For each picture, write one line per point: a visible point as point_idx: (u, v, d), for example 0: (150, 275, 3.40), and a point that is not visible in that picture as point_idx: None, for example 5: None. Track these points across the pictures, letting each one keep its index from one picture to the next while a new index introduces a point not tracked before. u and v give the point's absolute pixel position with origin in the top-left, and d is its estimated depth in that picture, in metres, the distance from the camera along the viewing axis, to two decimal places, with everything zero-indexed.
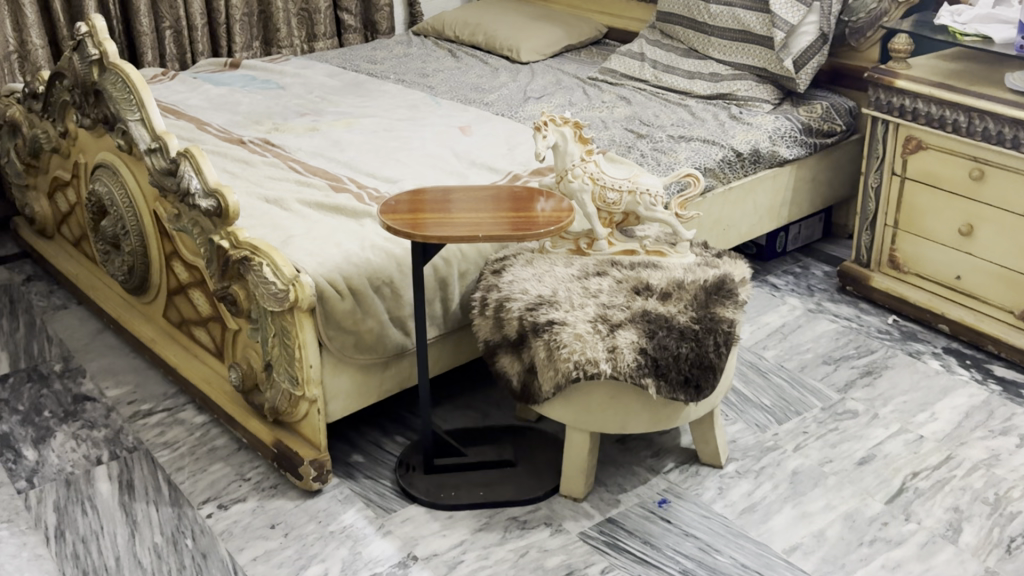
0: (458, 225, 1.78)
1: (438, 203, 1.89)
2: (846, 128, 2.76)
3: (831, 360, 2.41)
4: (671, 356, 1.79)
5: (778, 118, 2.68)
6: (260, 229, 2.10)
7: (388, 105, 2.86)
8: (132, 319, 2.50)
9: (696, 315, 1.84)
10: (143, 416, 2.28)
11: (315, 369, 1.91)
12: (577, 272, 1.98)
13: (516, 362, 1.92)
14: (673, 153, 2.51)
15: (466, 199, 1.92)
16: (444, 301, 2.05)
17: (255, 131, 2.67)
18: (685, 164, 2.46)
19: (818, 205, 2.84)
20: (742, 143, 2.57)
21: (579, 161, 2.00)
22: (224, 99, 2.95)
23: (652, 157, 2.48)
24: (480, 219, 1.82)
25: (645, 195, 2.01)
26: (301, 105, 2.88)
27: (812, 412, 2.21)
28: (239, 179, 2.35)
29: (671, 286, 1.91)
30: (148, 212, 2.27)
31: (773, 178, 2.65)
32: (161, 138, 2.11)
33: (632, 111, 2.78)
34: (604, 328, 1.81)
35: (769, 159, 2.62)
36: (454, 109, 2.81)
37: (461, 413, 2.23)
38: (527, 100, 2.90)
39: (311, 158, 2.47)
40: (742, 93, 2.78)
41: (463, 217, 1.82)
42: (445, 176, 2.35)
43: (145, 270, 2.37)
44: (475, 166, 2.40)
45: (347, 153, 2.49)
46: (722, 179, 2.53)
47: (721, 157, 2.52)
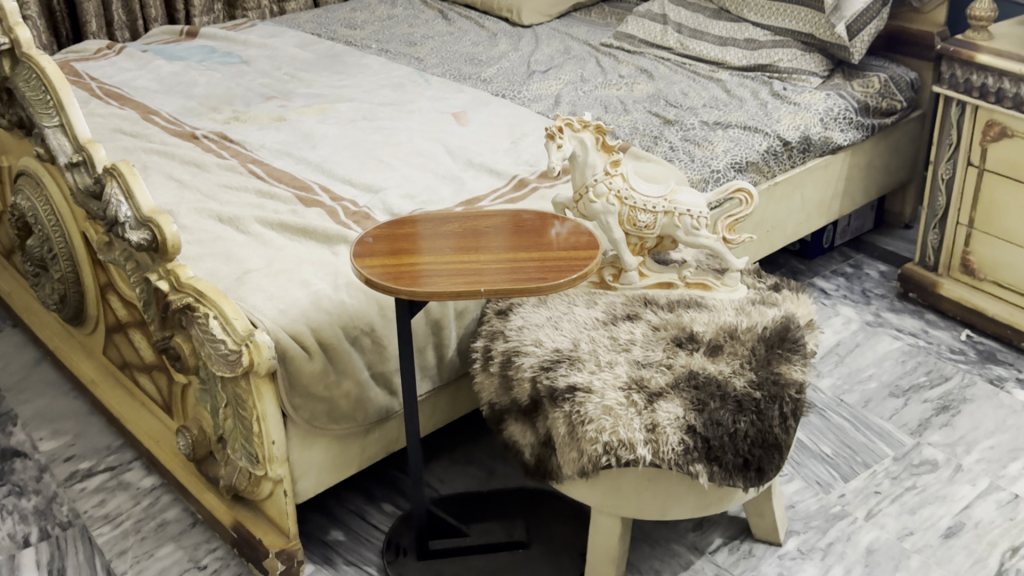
0: (451, 275, 1.38)
1: (428, 237, 1.48)
2: (907, 104, 2.36)
3: (899, 392, 2.04)
4: (727, 434, 1.41)
5: (829, 96, 2.27)
6: (210, 261, 1.71)
7: (370, 84, 2.44)
8: (70, 351, 2.11)
9: (757, 378, 1.45)
10: (82, 479, 1.91)
11: (278, 446, 1.53)
12: (603, 316, 1.59)
13: (529, 432, 1.54)
14: (709, 144, 2.11)
15: (464, 228, 1.51)
16: (438, 347, 1.67)
17: (211, 122, 2.27)
18: (723, 159, 2.07)
19: (872, 194, 2.44)
20: (789, 130, 2.17)
21: (604, 174, 1.61)
22: (177, 77, 2.53)
23: (684, 150, 2.08)
24: (482, 262, 1.41)
25: (684, 217, 1.61)
26: (267, 86, 2.47)
27: (883, 465, 1.85)
28: (189, 189, 1.95)
29: (722, 336, 1.53)
30: (78, 234, 1.88)
31: (823, 169, 2.26)
32: (85, 149, 1.71)
33: (655, 89, 2.38)
34: (641, 398, 1.43)
35: (820, 146, 2.22)
36: (446, 89, 2.40)
37: (462, 471, 1.86)
38: (531, 76, 2.49)
39: (276, 159, 2.07)
40: (784, 64, 2.37)
41: (460, 259, 1.42)
42: (437, 183, 1.95)
43: (80, 300, 1.98)
44: (472, 168, 2.00)
45: (319, 151, 2.09)
46: (766, 173, 2.14)
47: (765, 147, 2.13)
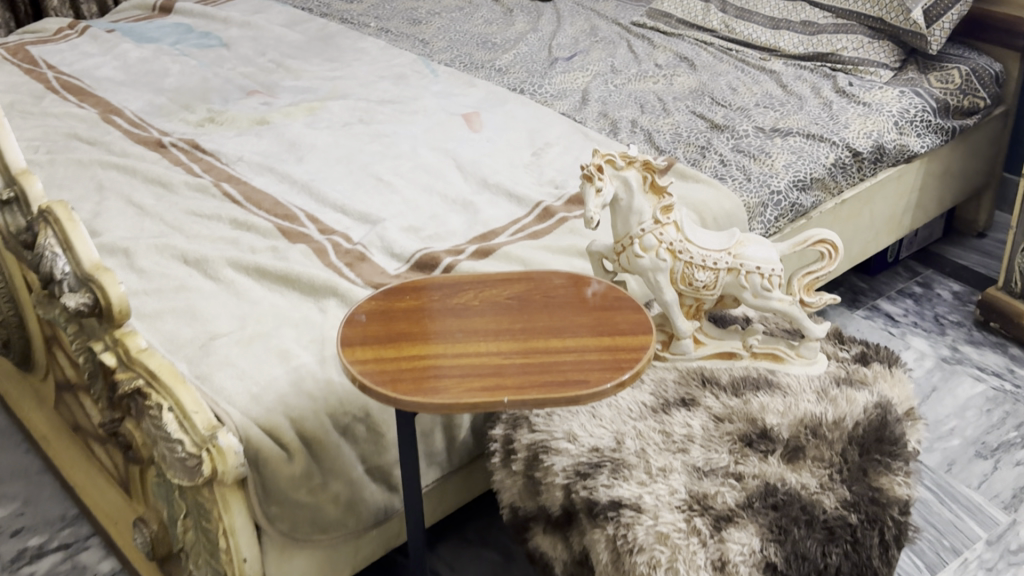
0: (466, 374, 1.08)
1: (435, 313, 1.17)
2: (991, 101, 2.02)
3: (986, 451, 1.75)
4: (816, 572, 1.10)
5: (903, 94, 1.95)
6: (171, 319, 1.41)
7: (367, 75, 2.12)
8: (20, 398, 1.82)
9: (851, 497, 1.15)
10: (30, 561, 1.63)
11: (251, 563, 1.24)
12: (651, 401, 1.29)
13: (560, 547, 1.24)
14: (766, 156, 1.78)
15: (480, 298, 1.20)
16: (448, 429, 1.37)
17: (183, 124, 1.95)
18: (784, 177, 1.74)
19: (946, 203, 2.12)
20: (859, 139, 1.84)
21: (654, 223, 1.30)
22: (146, 65, 2.20)
23: (737, 165, 1.76)
24: (505, 355, 1.11)
25: (752, 276, 1.30)
26: (250, 76, 2.14)
27: (975, 552, 1.56)
28: (150, 217, 1.64)
29: (802, 433, 1.23)
30: (17, 275, 1.57)
31: (895, 181, 1.93)
32: (18, 182, 1.41)
33: (698, 83, 2.05)
34: (705, 525, 1.12)
35: (894, 155, 1.89)
36: (456, 82, 2.08)
37: (475, 555, 1.57)
38: (554, 64, 2.16)
39: (256, 176, 1.75)
40: (849, 53, 2.05)
41: (476, 349, 1.11)
42: (445, 210, 1.64)
43: (25, 346, 1.68)
44: (487, 190, 1.68)
45: (306, 165, 1.77)
46: (833, 190, 1.82)
47: (833, 159, 1.80)
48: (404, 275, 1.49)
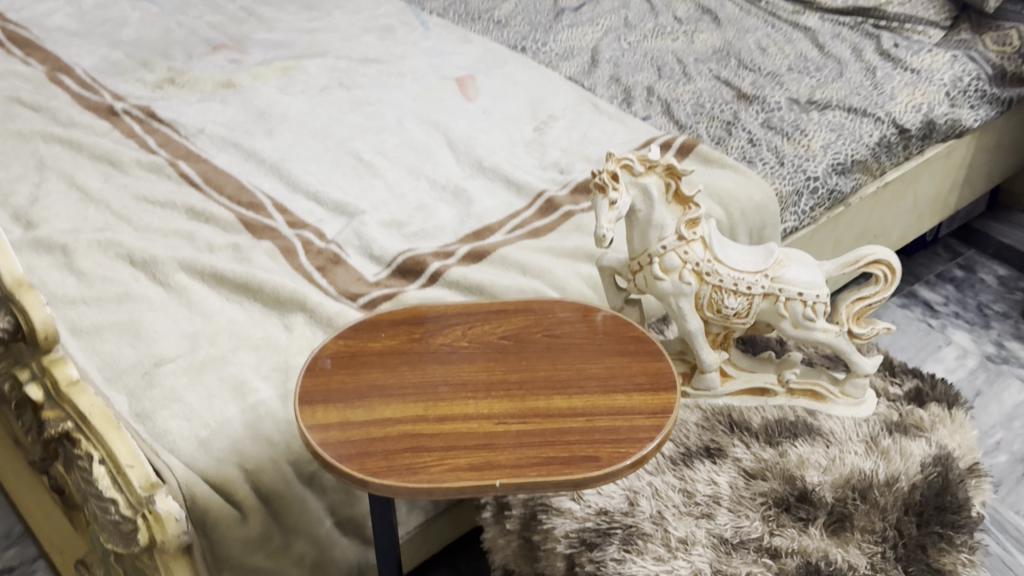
0: (450, 446, 0.88)
1: (415, 358, 0.97)
2: None
3: None
4: None
5: (956, 59, 1.71)
6: (111, 336, 1.21)
7: (350, 27, 1.89)
8: None
9: None
10: None
11: None
12: (671, 450, 1.10)
13: None
14: (802, 134, 1.56)
15: (468, 337, 1.00)
16: None
17: (140, 86, 1.72)
18: (823, 160, 1.52)
19: (995, 179, 1.90)
20: (907, 114, 1.61)
21: (677, 240, 1.09)
22: (103, 12, 1.97)
23: (768, 145, 1.54)
24: (498, 420, 0.91)
25: (794, 302, 1.09)
26: (219, 27, 1.91)
27: None
28: (96, 204, 1.43)
29: (850, 496, 1.04)
30: None
31: (943, 159, 1.71)
32: None
33: (723, 42, 1.84)
34: None
35: (946, 131, 1.66)
36: (450, 37, 1.85)
37: None
38: (559, 16, 1.92)
39: (219, 152, 1.54)
40: (894, 8, 1.84)
41: (462, 410, 0.92)
42: (434, 200, 1.43)
43: None
44: (482, 174, 1.47)
45: (277, 139, 1.56)
46: (875, 172, 1.60)
47: (877, 138, 1.58)
48: (384, 282, 1.28)
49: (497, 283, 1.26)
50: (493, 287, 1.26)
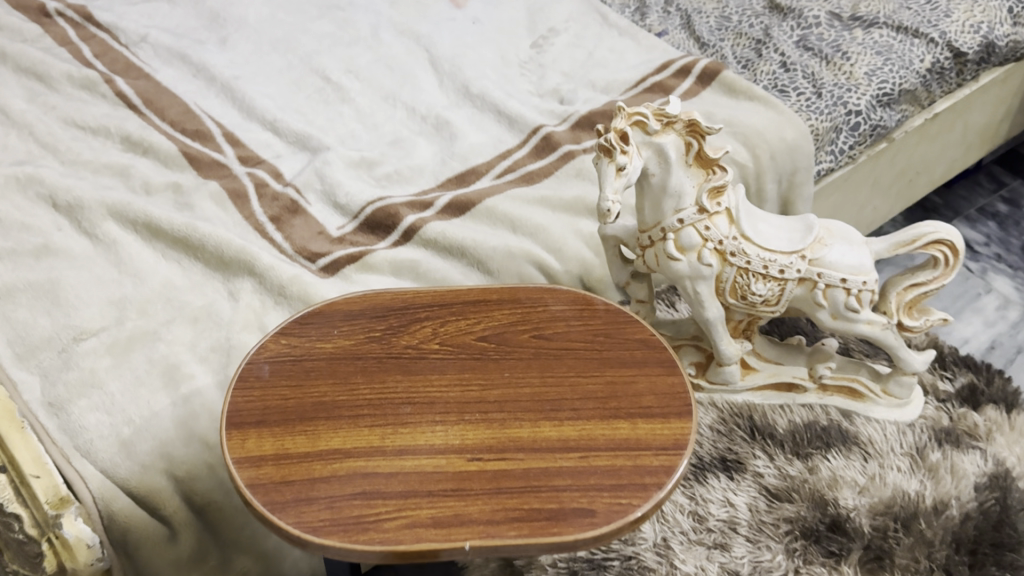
0: (411, 493, 0.70)
1: (373, 367, 0.80)
2: None
3: None
4: None
5: None
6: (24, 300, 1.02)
7: None
8: None
9: None
10: None
11: None
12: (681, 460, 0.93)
13: None
14: (843, 58, 1.34)
15: (439, 337, 0.82)
16: None
17: None
18: (867, 90, 1.30)
19: None
20: (963, 35, 1.38)
21: (698, 213, 0.90)
22: None
23: (803, 70, 1.32)
24: (472, 455, 0.73)
25: (833, 289, 0.91)
26: None
27: None
28: (17, 128, 1.22)
29: (893, 525, 0.87)
30: None
31: (999, 85, 1.49)
32: None
33: None
34: None
35: (1006, 54, 1.43)
36: None
37: None
38: None
39: (165, 68, 1.33)
40: None
41: (428, 441, 0.74)
42: (412, 132, 1.23)
43: None
44: (468, 102, 1.26)
45: (233, 53, 1.34)
46: (923, 102, 1.39)
47: (929, 63, 1.35)
48: (349, 237, 1.10)
49: (481, 244, 1.07)
50: (476, 249, 1.07)
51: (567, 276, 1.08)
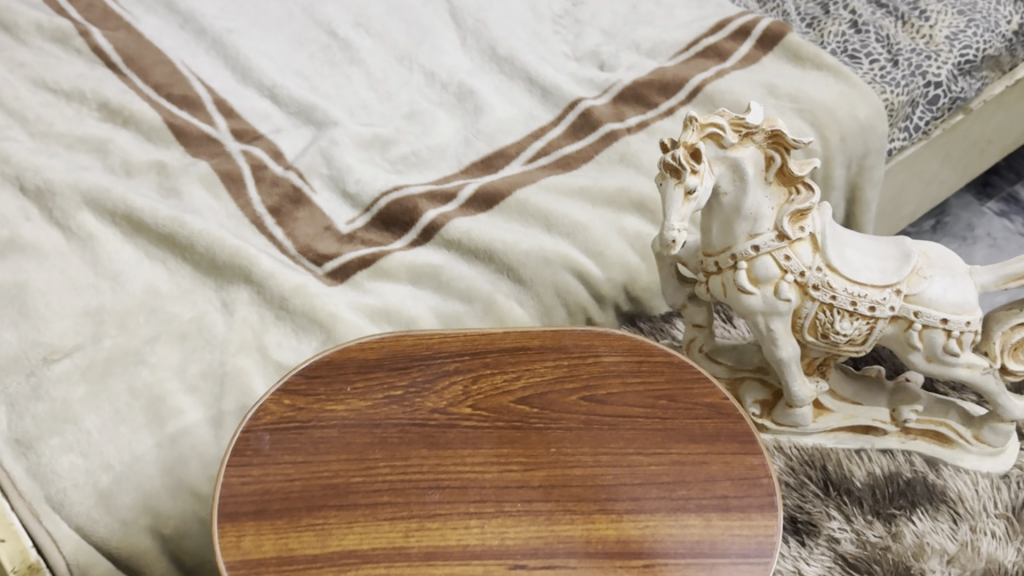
0: None
1: (393, 439, 0.67)
2: None
3: None
4: None
5: None
6: None
7: None
8: None
9: None
10: None
11: None
12: None
13: None
14: (920, 17, 1.17)
15: (470, 399, 0.69)
16: None
17: None
18: (948, 57, 1.14)
19: None
20: None
21: (777, 239, 0.76)
22: None
23: (878, 30, 1.15)
24: (514, 561, 0.61)
25: (930, 328, 0.77)
26: None
27: None
28: None
29: None
30: None
31: None
32: None
33: None
34: None
35: None
36: None
37: None
38: None
39: (147, 18, 1.16)
40: None
41: (461, 540, 0.61)
42: (431, 103, 1.08)
43: None
44: (494, 67, 1.10)
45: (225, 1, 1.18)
46: (1005, 68, 1.23)
47: (1017, 24, 1.18)
48: (361, 234, 0.95)
49: (512, 247, 0.92)
50: (506, 253, 0.92)
51: (609, 285, 0.94)
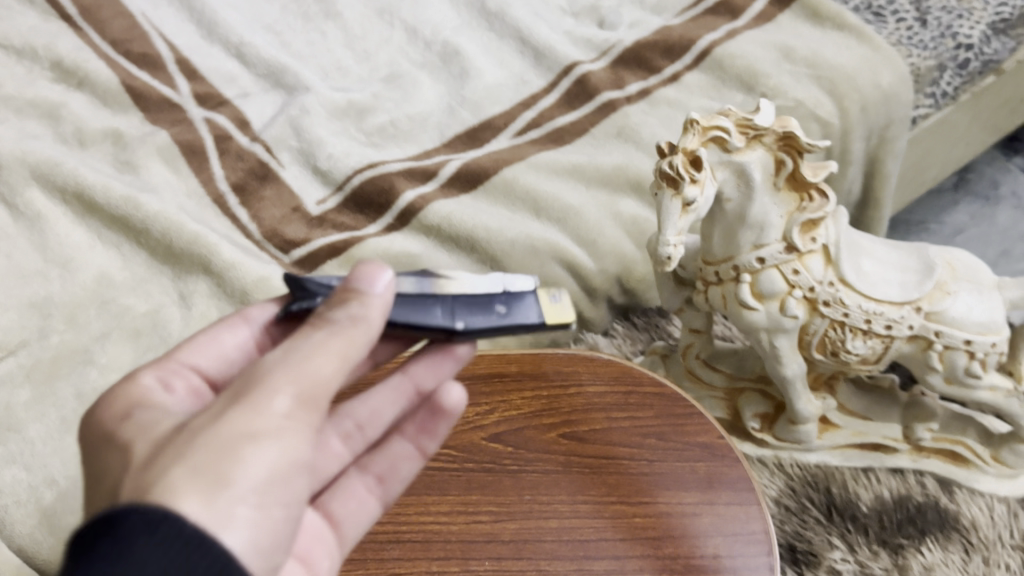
0: None
1: None
2: None
3: None
4: None
5: None
6: None
7: None
8: None
9: None
10: None
11: None
12: None
13: None
14: None
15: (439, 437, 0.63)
16: None
17: None
18: (985, 16, 1.02)
19: None
20: None
21: (785, 251, 0.68)
22: None
23: None
24: None
25: (951, 350, 0.70)
26: None
27: None
28: None
29: None
30: None
31: None
32: None
33: None
34: None
35: None
36: None
37: None
38: None
39: None
40: None
41: None
42: (413, 65, 0.99)
43: None
44: (483, 24, 1.02)
45: None
46: None
47: None
48: (332, 217, 0.88)
49: (495, 234, 0.84)
50: (488, 242, 0.84)
51: (601, 276, 0.87)
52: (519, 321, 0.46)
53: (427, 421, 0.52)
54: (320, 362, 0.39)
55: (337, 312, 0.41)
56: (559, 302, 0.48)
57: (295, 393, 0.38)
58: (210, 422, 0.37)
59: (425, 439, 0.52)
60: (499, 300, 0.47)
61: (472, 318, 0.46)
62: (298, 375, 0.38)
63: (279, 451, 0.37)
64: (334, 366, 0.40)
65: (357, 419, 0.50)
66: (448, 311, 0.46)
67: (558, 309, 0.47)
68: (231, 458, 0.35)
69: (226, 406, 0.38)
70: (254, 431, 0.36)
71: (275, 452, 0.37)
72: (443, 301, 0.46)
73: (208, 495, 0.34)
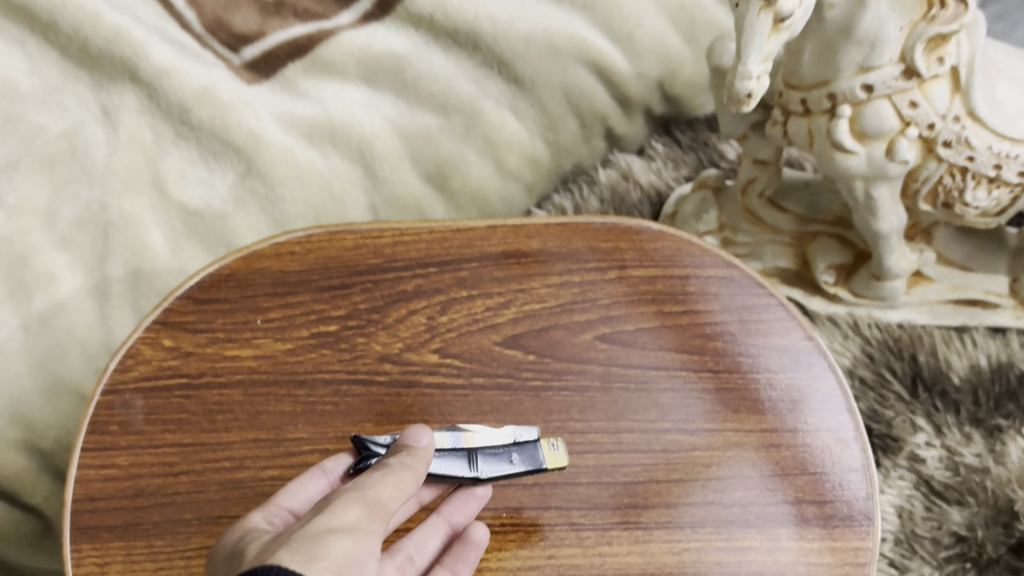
0: None
1: (323, 407, 0.46)
2: None
3: None
4: None
5: None
6: None
7: None
8: None
9: None
10: None
11: None
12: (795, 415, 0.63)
13: None
14: None
15: (438, 340, 0.48)
16: None
17: None
18: None
19: None
20: None
21: (903, 77, 0.50)
22: None
23: None
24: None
25: None
26: None
27: None
28: None
29: None
30: None
31: None
32: None
33: None
34: None
35: None
36: None
37: None
38: None
39: None
40: None
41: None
42: None
43: None
44: None
45: None
46: None
47: None
48: None
49: (503, 29, 0.65)
50: (495, 39, 0.65)
51: (638, 82, 0.71)
52: (526, 468, 0.43)
53: (463, 547, 0.42)
54: (383, 490, 0.32)
55: (392, 458, 0.35)
56: (558, 449, 0.43)
57: (364, 505, 0.31)
58: (289, 530, 0.30)
59: (463, 565, 0.41)
60: (513, 448, 0.43)
61: (490, 464, 0.43)
62: (360, 493, 0.31)
63: (358, 549, 0.29)
64: (395, 494, 0.32)
65: (405, 551, 0.41)
66: (468, 458, 0.43)
67: (555, 455, 0.43)
68: (316, 541, 0.28)
69: (293, 529, 0.30)
70: (327, 528, 0.29)
71: (352, 548, 0.29)
72: (467, 456, 0.42)
73: (300, 565, 0.27)
